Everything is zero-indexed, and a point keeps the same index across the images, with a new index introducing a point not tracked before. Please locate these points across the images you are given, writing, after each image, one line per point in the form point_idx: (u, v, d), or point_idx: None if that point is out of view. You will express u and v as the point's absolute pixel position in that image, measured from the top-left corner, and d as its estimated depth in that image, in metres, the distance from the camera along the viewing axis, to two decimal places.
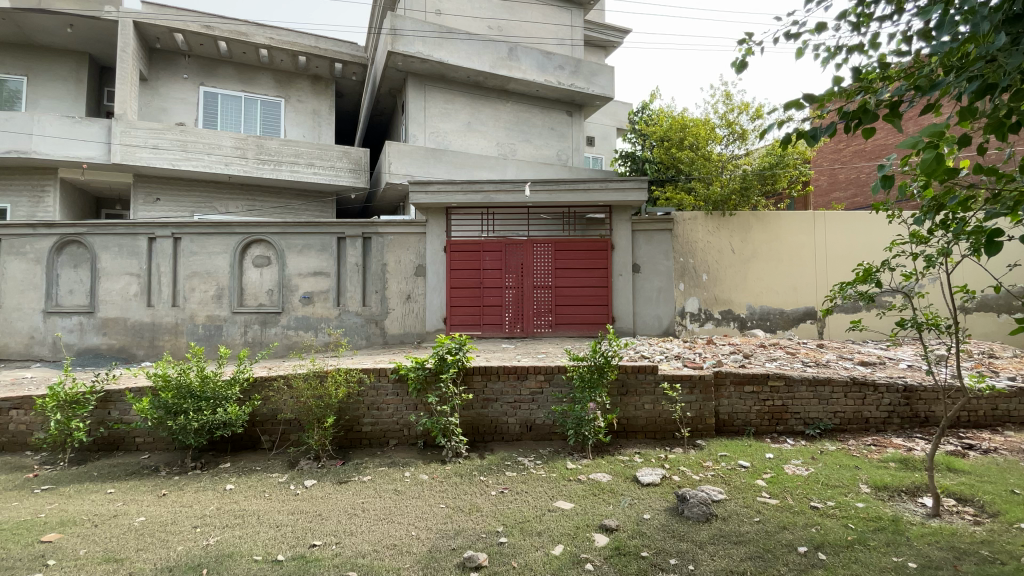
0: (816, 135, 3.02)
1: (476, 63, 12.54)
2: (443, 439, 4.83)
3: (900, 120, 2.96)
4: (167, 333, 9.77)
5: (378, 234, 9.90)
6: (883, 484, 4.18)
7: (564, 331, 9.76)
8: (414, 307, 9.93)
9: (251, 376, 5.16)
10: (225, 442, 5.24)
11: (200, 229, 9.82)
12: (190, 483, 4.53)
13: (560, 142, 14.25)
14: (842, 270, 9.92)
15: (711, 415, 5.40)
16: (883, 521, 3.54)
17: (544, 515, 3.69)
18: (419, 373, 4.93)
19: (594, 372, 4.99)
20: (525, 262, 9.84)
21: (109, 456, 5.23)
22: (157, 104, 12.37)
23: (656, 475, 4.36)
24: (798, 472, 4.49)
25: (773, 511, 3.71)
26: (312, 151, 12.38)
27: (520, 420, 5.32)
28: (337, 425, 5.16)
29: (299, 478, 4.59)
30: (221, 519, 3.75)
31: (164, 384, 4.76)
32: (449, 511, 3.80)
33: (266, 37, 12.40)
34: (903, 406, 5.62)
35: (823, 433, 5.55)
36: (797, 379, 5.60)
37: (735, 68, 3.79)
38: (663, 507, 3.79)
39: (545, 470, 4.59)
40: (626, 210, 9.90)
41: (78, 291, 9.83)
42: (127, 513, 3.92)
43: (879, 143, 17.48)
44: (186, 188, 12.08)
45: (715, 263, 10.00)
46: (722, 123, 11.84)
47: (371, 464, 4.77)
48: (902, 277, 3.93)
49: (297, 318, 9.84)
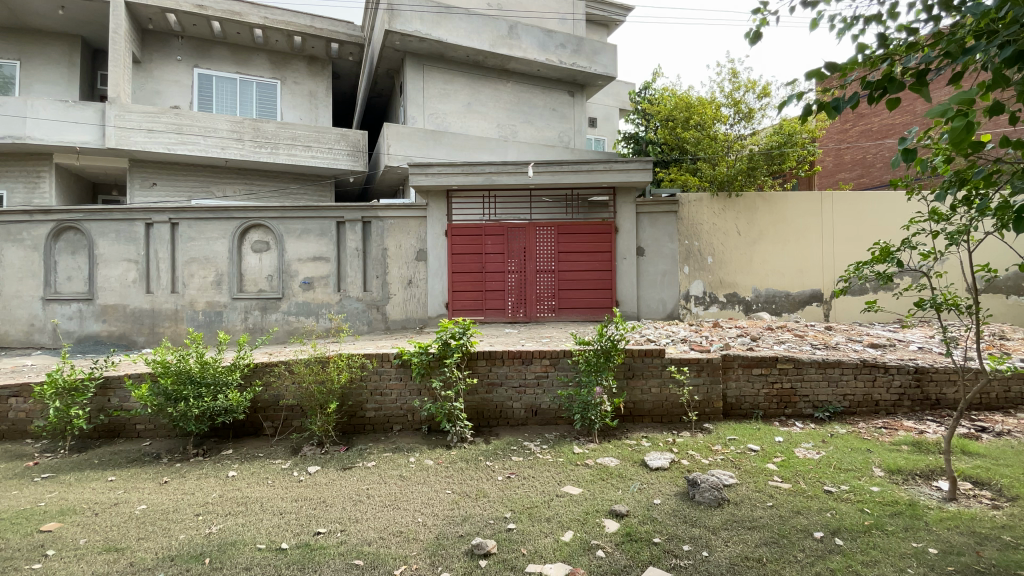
0: (840, 106, 2.85)
1: (475, 42, 12.22)
2: (447, 424, 4.74)
3: (928, 89, 2.80)
4: (167, 320, 9.70)
5: (378, 218, 9.74)
6: (897, 467, 4.11)
7: (567, 315, 9.67)
8: (415, 292, 9.83)
9: (251, 362, 5.07)
10: (227, 429, 5.18)
11: (198, 214, 9.66)
12: (192, 470, 4.47)
13: (562, 124, 13.99)
14: (850, 252, 9.79)
15: (719, 398, 5.33)
16: (900, 505, 3.47)
17: (552, 501, 3.63)
18: (422, 358, 4.83)
19: (600, 356, 4.89)
20: (528, 245, 9.68)
21: (110, 443, 5.19)
22: (151, 87, 12.13)
23: (665, 459, 4.28)
24: (809, 456, 4.41)
25: (786, 495, 3.64)
26: (310, 133, 12.15)
27: (525, 405, 5.24)
28: (340, 411, 5.08)
29: (301, 464, 4.52)
30: (223, 507, 3.69)
31: (163, 371, 4.67)
32: (455, 497, 3.73)
33: (261, 17, 12.08)
34: (914, 388, 5.54)
35: (832, 416, 5.47)
36: (807, 361, 5.50)
37: (748, 41, 3.56)
38: (674, 492, 3.72)
39: (551, 455, 4.52)
40: (631, 192, 9.71)
41: (77, 278, 9.73)
42: (128, 502, 3.86)
43: (886, 123, 17.24)
44: (182, 173, 11.89)
45: (720, 246, 9.84)
46: (728, 102, 11.56)
47: (376, 450, 4.70)
48: (921, 256, 3.77)
49: (297, 303, 9.75)
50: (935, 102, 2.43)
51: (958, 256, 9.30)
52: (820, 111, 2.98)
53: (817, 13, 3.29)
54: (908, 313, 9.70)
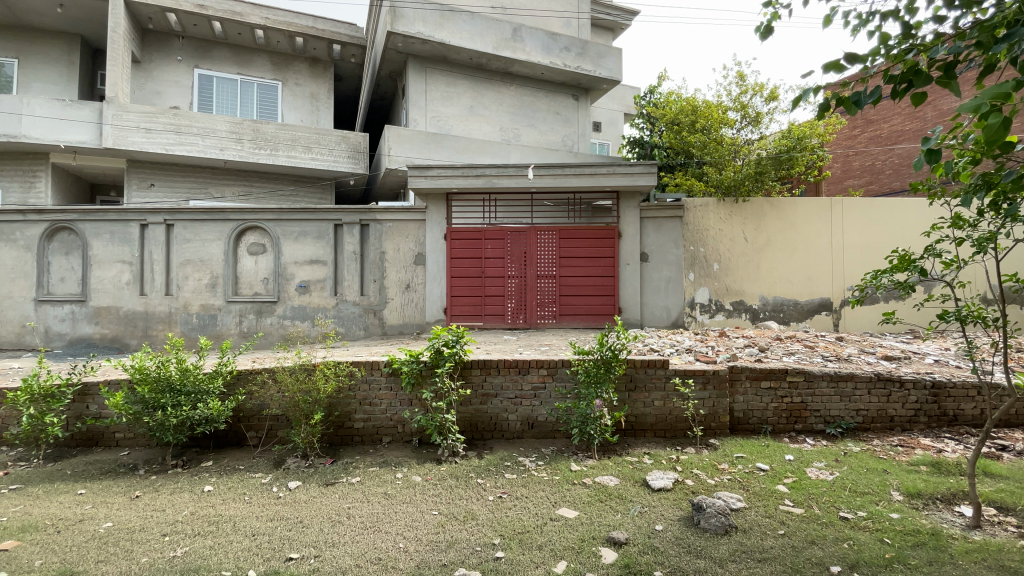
0: (860, 100, 2.65)
1: (478, 44, 12.05)
2: (438, 437, 4.48)
3: (958, 82, 2.57)
4: (160, 323, 9.50)
5: (376, 221, 9.54)
6: (916, 491, 3.83)
7: (568, 322, 9.43)
8: (413, 297, 9.59)
9: (234, 369, 4.83)
10: (208, 439, 4.97)
11: (193, 215, 9.49)
12: (166, 484, 4.25)
13: (565, 127, 13.80)
14: (861, 261, 9.51)
15: (725, 412, 5.07)
16: (922, 534, 3.19)
17: (545, 525, 3.36)
18: (413, 366, 4.57)
19: (600, 367, 4.62)
20: (529, 250, 9.46)
21: (87, 452, 4.98)
22: (150, 87, 12.03)
23: (667, 479, 4.01)
24: (822, 477, 4.14)
25: (799, 522, 3.37)
26: (310, 135, 12.00)
27: (521, 417, 4.99)
28: (327, 422, 4.85)
29: (283, 478, 4.29)
30: (193, 526, 3.47)
31: (141, 378, 4.44)
32: (442, 519, 3.49)
33: (262, 17, 11.96)
34: (930, 403, 5.26)
35: (844, 433, 5.19)
36: (818, 374, 5.22)
37: (758, 35, 3.35)
38: (677, 517, 3.46)
39: (546, 472, 4.26)
40: (634, 197, 9.48)
41: (70, 279, 9.55)
42: (94, 519, 3.65)
43: (895, 129, 17.01)
44: (180, 174, 11.75)
45: (726, 252, 9.57)
46: (735, 106, 11.31)
47: (362, 464, 4.46)
48: (945, 265, 3.49)
49: (293, 307, 9.54)
50: (967, 96, 2.20)
51: (980, 265, 9.01)
52: (838, 106, 2.80)
53: (832, 8, 3.08)
54: (928, 325, 9.41)
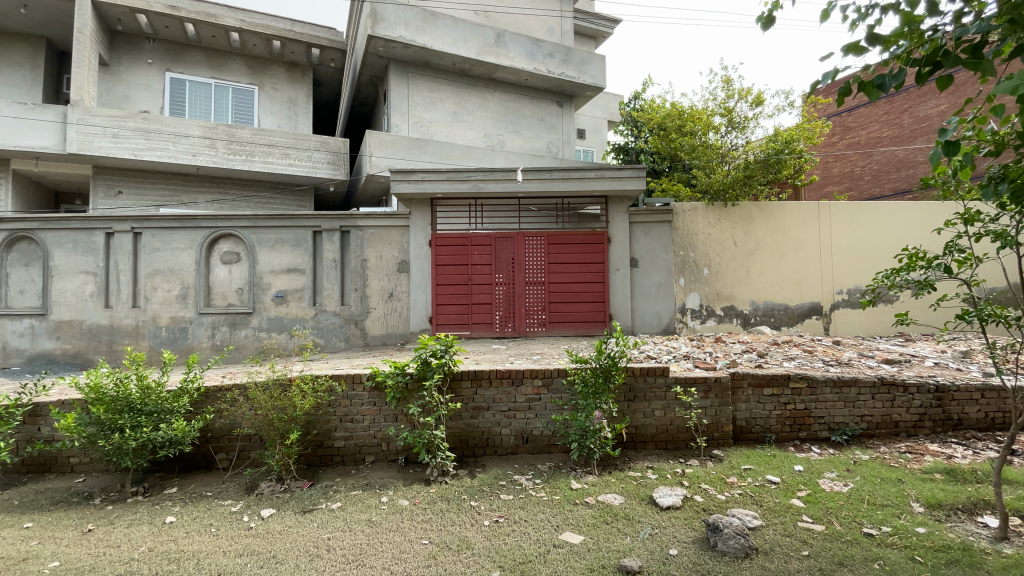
0: (884, 84, 2.47)
1: (461, 49, 11.84)
2: (426, 456, 4.12)
3: (989, 64, 2.38)
4: (127, 336, 8.93)
5: (357, 227, 9.18)
6: (936, 501, 3.61)
7: (558, 330, 9.14)
8: (397, 306, 9.21)
9: (201, 386, 4.42)
10: (173, 462, 4.53)
11: (162, 223, 9.01)
12: (124, 515, 3.82)
13: (550, 134, 13.66)
14: (850, 264, 9.48)
15: (729, 421, 4.84)
16: (954, 550, 2.96)
17: (550, 553, 3.06)
18: (398, 380, 4.21)
19: (598, 376, 4.34)
20: (516, 256, 9.19)
21: (38, 480, 4.50)
22: (119, 91, 11.52)
23: (675, 495, 3.74)
24: (837, 489, 3.89)
25: (822, 540, 3.12)
26: (287, 140, 11.61)
27: (515, 432, 4.67)
28: (304, 441, 4.46)
29: (254, 506, 3.89)
30: (151, 565, 3.09)
31: (97, 397, 4.01)
32: (432, 549, 3.15)
33: (237, 20, 11.58)
34: (935, 407, 5.10)
35: (850, 440, 4.98)
36: (821, 380, 5.02)
37: (759, 24, 3.21)
38: (691, 538, 3.19)
39: (545, 492, 3.94)
40: (623, 202, 9.29)
41: (30, 291, 8.93)
42: (39, 557, 3.23)
43: (873, 136, 17.38)
44: (151, 181, 11.22)
45: (716, 256, 9.43)
46: (721, 111, 11.28)
47: (343, 487, 4.10)
48: (961, 263, 3.30)
49: (269, 318, 9.08)
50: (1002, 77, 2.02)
51: (998, 263, 9.07)
52: (860, 91, 2.60)
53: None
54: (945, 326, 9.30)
